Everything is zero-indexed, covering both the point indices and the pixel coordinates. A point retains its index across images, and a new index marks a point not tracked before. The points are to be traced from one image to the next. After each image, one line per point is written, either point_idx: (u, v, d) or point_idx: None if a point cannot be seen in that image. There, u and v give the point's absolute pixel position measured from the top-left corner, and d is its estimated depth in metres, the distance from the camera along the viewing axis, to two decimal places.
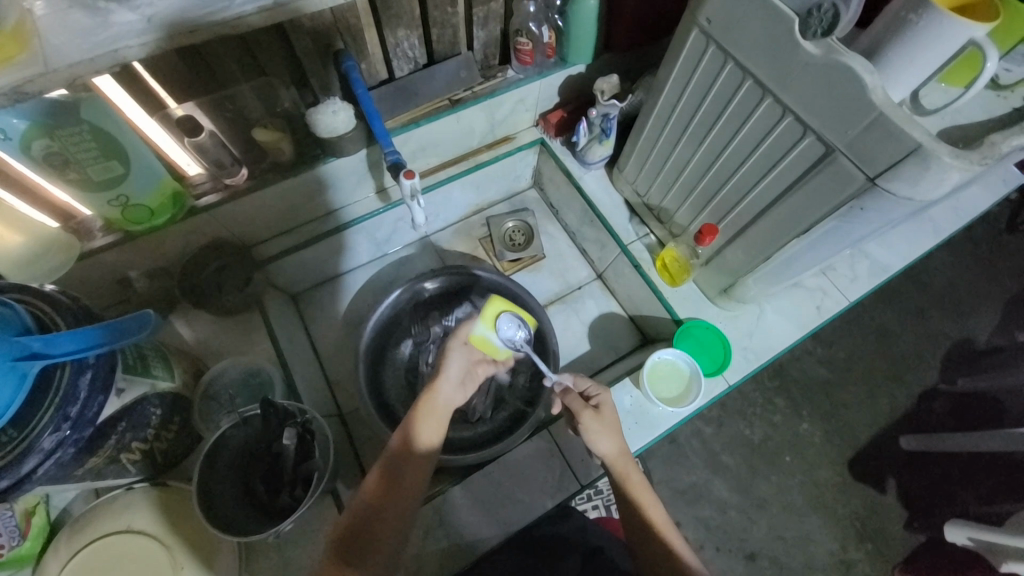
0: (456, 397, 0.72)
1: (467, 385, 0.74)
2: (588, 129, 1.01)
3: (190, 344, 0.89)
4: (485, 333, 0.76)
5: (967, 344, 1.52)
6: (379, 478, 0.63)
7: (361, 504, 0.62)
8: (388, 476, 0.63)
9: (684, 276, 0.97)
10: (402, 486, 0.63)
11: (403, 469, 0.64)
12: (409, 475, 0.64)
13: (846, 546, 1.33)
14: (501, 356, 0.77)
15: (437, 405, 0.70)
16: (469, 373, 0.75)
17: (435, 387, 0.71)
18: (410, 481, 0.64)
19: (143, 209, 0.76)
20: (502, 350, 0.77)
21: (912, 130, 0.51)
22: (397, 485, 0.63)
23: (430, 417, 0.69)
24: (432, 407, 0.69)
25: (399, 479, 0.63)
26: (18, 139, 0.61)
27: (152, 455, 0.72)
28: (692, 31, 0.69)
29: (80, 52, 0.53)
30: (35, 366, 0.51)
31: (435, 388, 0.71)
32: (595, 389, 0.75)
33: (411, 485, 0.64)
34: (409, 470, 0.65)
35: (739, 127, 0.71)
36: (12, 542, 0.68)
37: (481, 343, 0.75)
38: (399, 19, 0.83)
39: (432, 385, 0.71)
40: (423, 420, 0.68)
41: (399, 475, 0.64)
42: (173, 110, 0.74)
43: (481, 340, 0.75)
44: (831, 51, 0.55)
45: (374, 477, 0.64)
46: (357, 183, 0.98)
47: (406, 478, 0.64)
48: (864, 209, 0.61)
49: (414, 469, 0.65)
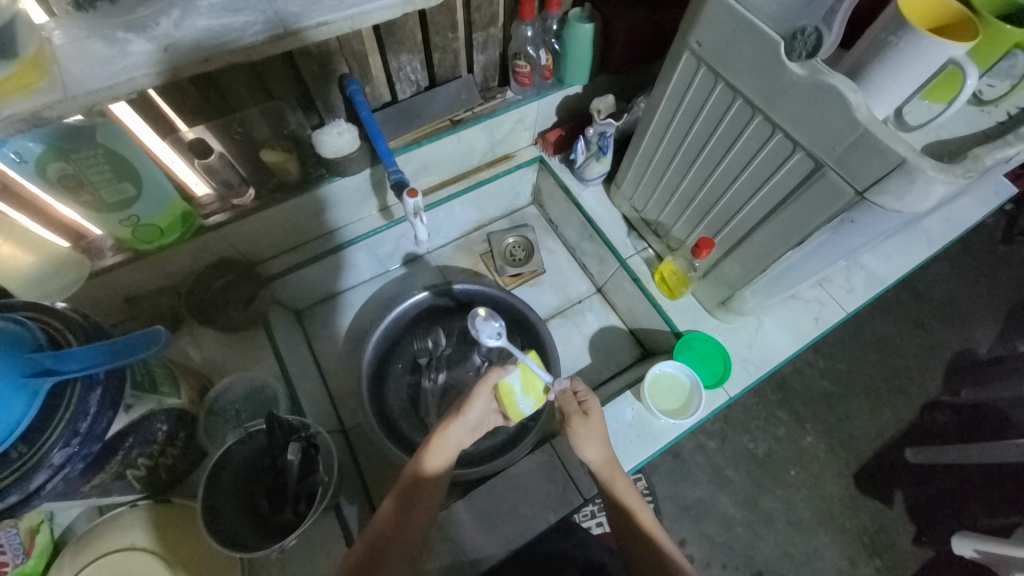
0: (467, 440, 0.72)
1: (477, 430, 0.74)
2: (586, 146, 1.04)
3: (196, 361, 0.90)
4: (512, 385, 0.74)
5: (968, 354, 1.53)
6: (393, 504, 0.64)
7: (376, 526, 0.63)
8: (401, 505, 0.64)
9: (683, 289, 0.99)
10: (415, 508, 0.65)
11: (413, 493, 0.65)
12: (422, 499, 0.65)
13: (855, 562, 1.31)
14: (514, 415, 0.75)
15: (449, 442, 0.69)
16: (483, 419, 0.74)
17: (449, 427, 0.70)
18: (421, 508, 0.65)
19: (152, 228, 0.78)
20: (520, 407, 0.75)
21: (897, 145, 0.53)
22: (409, 509, 0.64)
23: (442, 450, 0.68)
24: (444, 443, 0.69)
25: (410, 501, 0.65)
26: (33, 162, 0.64)
27: (156, 471, 0.72)
28: (683, 54, 0.72)
29: (98, 80, 0.56)
30: (47, 382, 0.52)
31: (449, 428, 0.70)
32: (586, 393, 0.77)
33: (422, 507, 0.65)
34: (421, 496, 0.65)
35: (730, 145, 0.73)
36: (17, 559, 0.67)
37: (505, 393, 0.74)
38: (402, 45, 0.87)
39: (447, 424, 0.70)
40: (433, 449, 0.68)
41: (411, 499, 0.65)
42: (184, 134, 0.78)
43: (506, 391, 0.73)
44: (817, 72, 0.58)
45: (388, 505, 0.64)
46: (360, 202, 1.01)
47: (414, 501, 0.65)
48: (854, 221, 0.63)
49: (423, 491, 0.66)
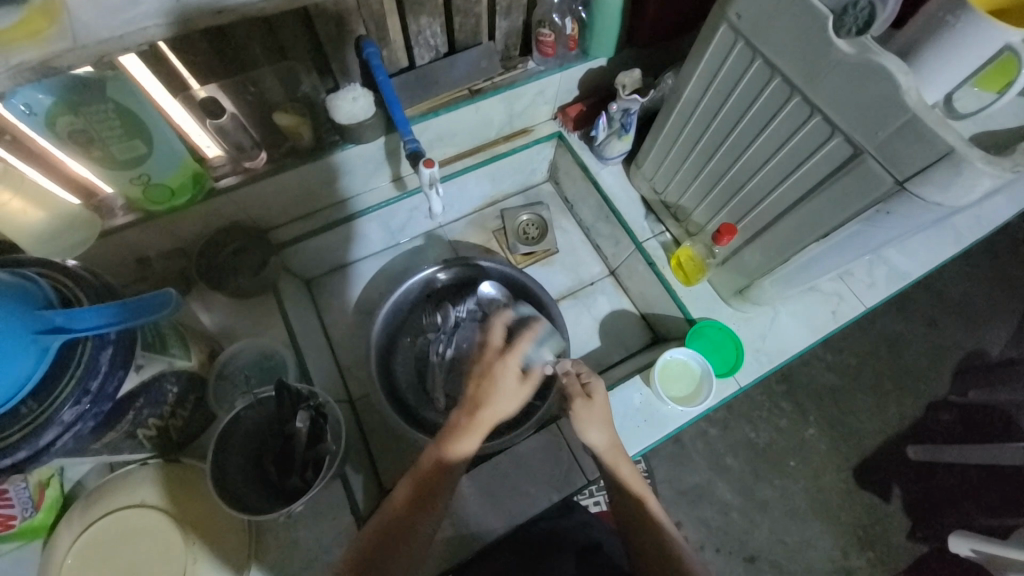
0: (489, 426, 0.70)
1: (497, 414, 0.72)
2: (608, 123, 1.00)
3: (206, 325, 0.90)
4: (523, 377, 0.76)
5: (980, 355, 1.50)
6: (410, 491, 0.64)
7: (393, 510, 0.63)
8: (415, 488, 0.64)
9: (699, 275, 0.96)
10: (432, 496, 0.64)
11: (432, 480, 0.64)
12: (440, 485, 0.64)
13: (848, 553, 1.33)
14: None
15: (477, 433, 0.66)
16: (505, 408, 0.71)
17: (481, 420, 0.66)
18: (437, 493, 0.64)
19: (164, 188, 0.76)
20: None
21: (945, 133, 0.50)
22: (426, 495, 0.63)
23: (472, 438, 0.66)
24: (473, 434, 0.66)
25: (427, 488, 0.64)
26: (43, 115, 0.62)
27: (166, 432, 0.73)
28: (720, 27, 0.68)
29: (109, 29, 0.54)
30: (56, 339, 0.52)
31: (480, 423, 0.66)
32: (589, 376, 0.76)
33: (439, 495, 0.64)
34: (438, 482, 0.64)
35: (763, 126, 0.70)
36: (25, 513, 0.70)
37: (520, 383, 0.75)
38: (422, 7, 0.83)
39: (479, 418, 0.66)
40: (466, 435, 0.66)
41: (429, 485, 0.64)
42: (196, 92, 0.74)
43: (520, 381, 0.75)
44: (866, 50, 0.54)
45: (403, 488, 0.64)
46: (374, 171, 0.98)
47: (439, 486, 0.64)
48: (890, 213, 0.60)
49: (448, 476, 0.65)
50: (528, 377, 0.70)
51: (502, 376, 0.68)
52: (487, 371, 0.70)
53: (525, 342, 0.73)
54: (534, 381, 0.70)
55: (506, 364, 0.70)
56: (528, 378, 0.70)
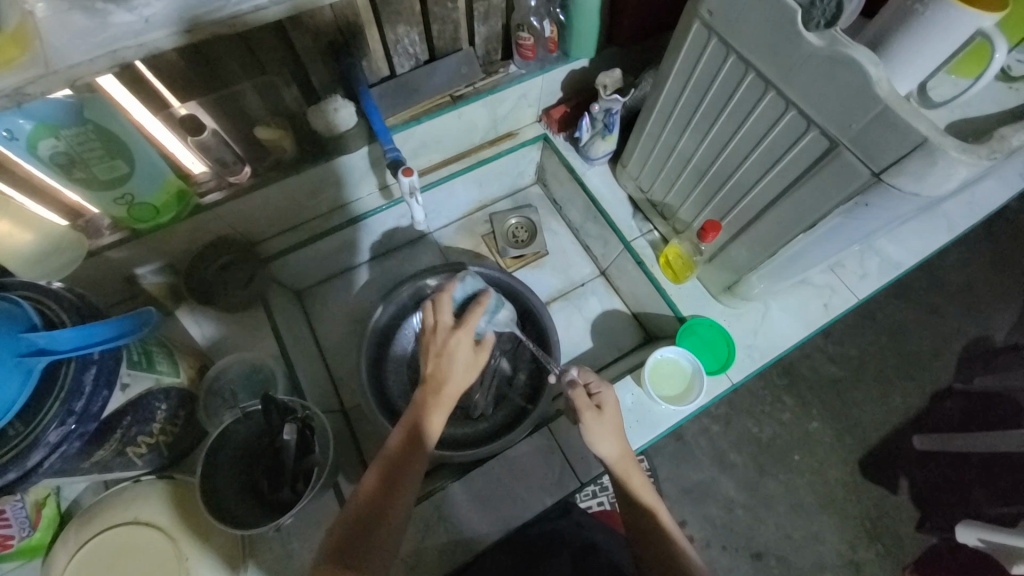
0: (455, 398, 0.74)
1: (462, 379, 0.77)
2: (591, 124, 1.00)
3: (197, 340, 0.91)
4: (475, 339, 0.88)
5: (984, 341, 1.48)
6: (378, 476, 0.63)
7: (363, 498, 0.61)
8: (386, 473, 0.63)
9: (687, 273, 0.96)
10: (400, 479, 0.62)
11: (403, 459, 0.64)
12: (409, 465, 0.64)
13: (856, 547, 1.31)
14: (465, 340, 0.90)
15: (445, 399, 0.70)
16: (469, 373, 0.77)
17: (444, 388, 0.70)
18: (409, 471, 0.63)
19: (148, 207, 0.77)
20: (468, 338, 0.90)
21: (918, 123, 0.50)
22: (398, 475, 0.62)
23: (440, 406, 0.69)
24: (442, 404, 0.69)
25: (393, 471, 0.63)
26: (24, 139, 0.61)
27: (157, 448, 0.74)
28: (694, 24, 0.68)
29: (82, 53, 0.51)
30: (41, 361, 0.52)
31: (444, 392, 0.69)
32: (598, 385, 0.76)
33: (409, 478, 0.63)
34: (408, 459, 0.64)
35: (740, 122, 0.70)
36: (23, 532, 0.70)
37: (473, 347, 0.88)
38: (399, 16, 0.83)
39: (442, 388, 0.69)
40: (436, 409, 0.68)
41: (397, 472, 0.63)
42: (176, 109, 0.75)
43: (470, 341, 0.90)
44: (835, 43, 0.54)
45: (373, 472, 0.63)
46: (360, 180, 0.99)
47: (410, 463, 0.64)
48: (869, 205, 0.60)
49: (422, 454, 0.65)
50: (482, 347, 0.76)
51: (457, 351, 0.73)
52: (443, 350, 0.73)
53: (476, 316, 0.78)
54: (488, 350, 0.76)
55: (459, 338, 0.74)
56: (482, 347, 0.76)
